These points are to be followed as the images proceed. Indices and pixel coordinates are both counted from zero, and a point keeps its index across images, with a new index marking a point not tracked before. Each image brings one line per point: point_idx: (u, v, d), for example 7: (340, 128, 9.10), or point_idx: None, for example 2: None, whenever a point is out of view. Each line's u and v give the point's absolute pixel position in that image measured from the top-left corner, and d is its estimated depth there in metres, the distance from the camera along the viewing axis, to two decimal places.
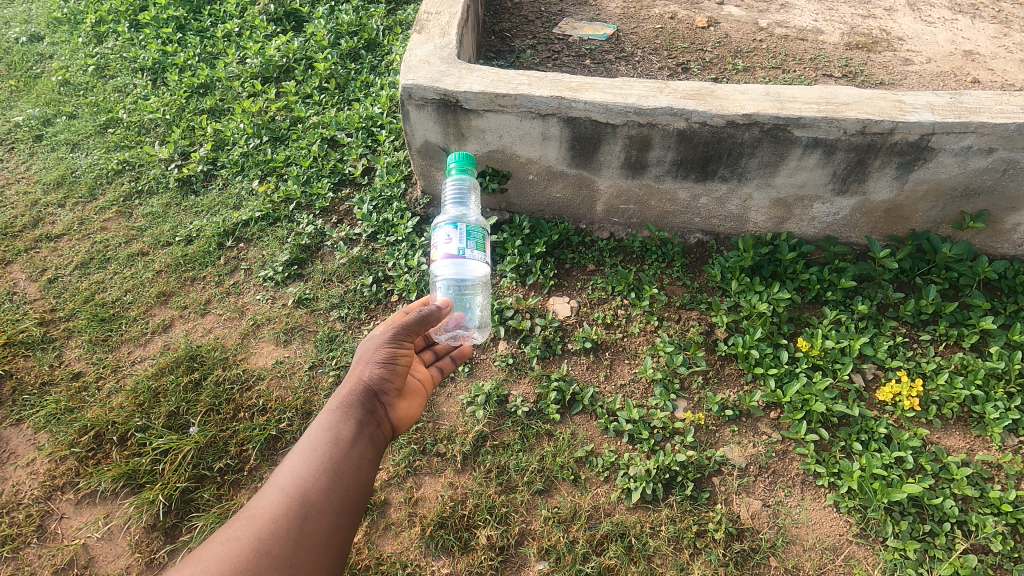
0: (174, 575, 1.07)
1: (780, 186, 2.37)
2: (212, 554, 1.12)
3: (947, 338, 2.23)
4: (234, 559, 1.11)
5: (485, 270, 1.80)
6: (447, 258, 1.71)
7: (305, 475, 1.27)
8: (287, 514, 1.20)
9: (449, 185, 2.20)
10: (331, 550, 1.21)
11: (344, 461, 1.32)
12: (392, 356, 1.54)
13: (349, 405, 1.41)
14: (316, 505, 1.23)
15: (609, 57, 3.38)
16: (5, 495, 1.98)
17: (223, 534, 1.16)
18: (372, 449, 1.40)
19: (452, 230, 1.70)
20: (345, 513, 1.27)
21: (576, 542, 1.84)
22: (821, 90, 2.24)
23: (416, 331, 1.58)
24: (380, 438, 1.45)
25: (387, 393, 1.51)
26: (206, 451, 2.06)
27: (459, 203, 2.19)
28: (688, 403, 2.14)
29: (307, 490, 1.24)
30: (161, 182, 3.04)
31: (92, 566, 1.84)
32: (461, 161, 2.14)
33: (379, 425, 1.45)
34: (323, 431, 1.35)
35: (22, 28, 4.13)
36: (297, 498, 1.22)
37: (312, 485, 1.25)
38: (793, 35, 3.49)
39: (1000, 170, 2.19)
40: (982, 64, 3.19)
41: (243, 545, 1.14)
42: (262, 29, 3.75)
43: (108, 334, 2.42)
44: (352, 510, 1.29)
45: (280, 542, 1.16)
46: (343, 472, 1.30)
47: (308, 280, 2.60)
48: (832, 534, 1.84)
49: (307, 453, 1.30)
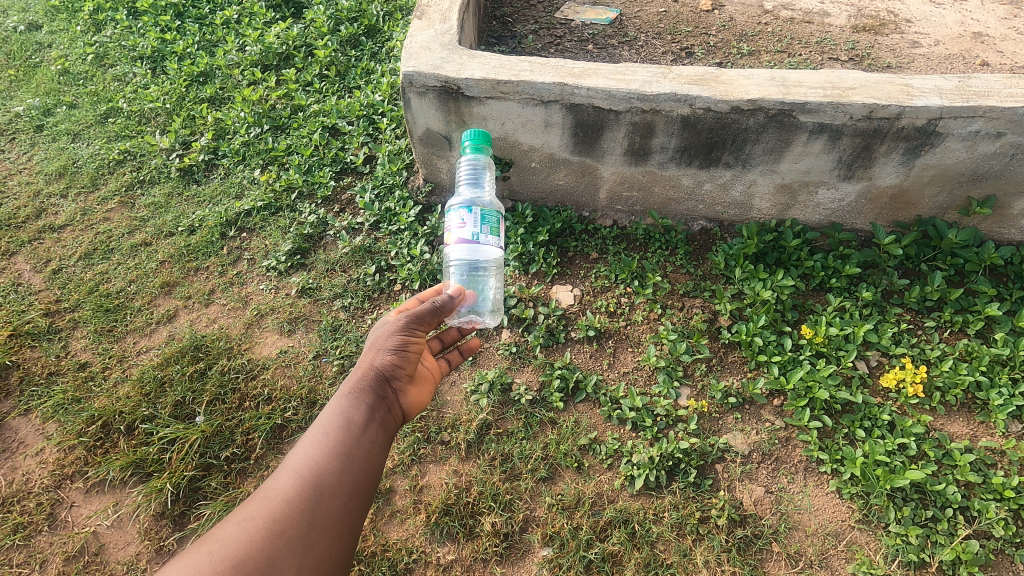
0: (191, 552, 1.08)
1: (786, 172, 2.35)
2: (227, 534, 1.12)
3: (952, 325, 2.22)
4: (249, 538, 1.11)
5: (498, 255, 1.79)
6: (460, 242, 1.70)
7: (318, 458, 1.26)
8: (300, 495, 1.20)
9: (463, 164, 2.18)
10: (342, 532, 1.22)
11: (356, 445, 1.32)
12: (403, 343, 1.53)
13: (361, 391, 1.41)
14: (328, 487, 1.23)
15: (612, 41, 3.34)
16: (15, 484, 2.00)
17: (236, 514, 1.16)
18: (383, 434, 1.40)
19: (467, 214, 1.68)
20: (356, 496, 1.27)
21: (580, 528, 1.86)
22: (827, 74, 2.21)
23: (428, 320, 1.58)
24: (391, 422, 1.44)
25: (398, 379, 1.50)
26: (213, 440, 2.08)
27: (475, 183, 2.18)
28: (691, 390, 2.15)
29: (320, 473, 1.24)
30: (162, 172, 3.04)
31: (103, 553, 1.87)
32: (476, 139, 2.10)
33: (390, 410, 1.45)
34: (335, 415, 1.35)
35: (21, 16, 4.09)
36: (310, 480, 1.22)
37: (324, 468, 1.25)
38: (798, 18, 3.44)
39: (1008, 155, 2.16)
40: (991, 46, 3.13)
41: (258, 524, 1.14)
42: (261, 16, 3.72)
43: (113, 324, 2.43)
44: (363, 494, 1.29)
45: (293, 523, 1.16)
46: (355, 457, 1.30)
47: (311, 270, 2.61)
48: (834, 520, 1.86)
49: (320, 437, 1.30)
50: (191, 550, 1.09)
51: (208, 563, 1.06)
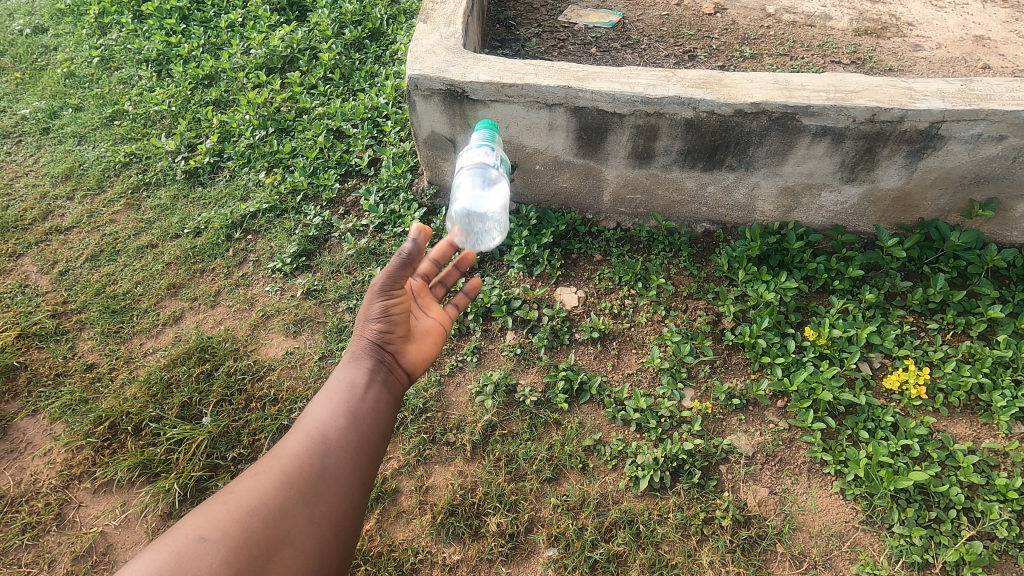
0: (205, 505, 1.10)
1: (788, 174, 2.37)
2: (241, 486, 1.14)
3: (955, 327, 2.23)
4: (261, 489, 1.13)
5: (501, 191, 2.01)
6: (477, 159, 1.93)
7: (325, 416, 1.27)
8: (309, 451, 1.21)
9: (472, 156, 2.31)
10: (353, 485, 1.22)
11: (360, 404, 1.32)
12: (403, 310, 1.54)
13: (364, 354, 1.42)
14: (336, 443, 1.24)
15: (615, 44, 3.36)
16: (23, 484, 2.01)
17: (249, 469, 1.17)
18: (388, 395, 1.40)
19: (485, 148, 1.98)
20: (365, 452, 1.27)
21: (585, 528, 1.87)
22: (830, 77, 2.22)
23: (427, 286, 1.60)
24: (396, 384, 1.45)
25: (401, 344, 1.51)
26: (220, 441, 2.09)
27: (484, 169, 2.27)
28: (695, 392, 2.16)
29: (328, 431, 1.25)
30: (168, 174, 3.06)
31: (111, 553, 1.88)
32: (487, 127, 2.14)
33: (394, 372, 1.45)
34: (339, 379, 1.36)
35: (27, 19, 4.11)
36: (318, 437, 1.23)
37: (331, 426, 1.26)
38: (801, 21, 3.46)
39: (1010, 157, 2.17)
40: (993, 50, 3.15)
41: (269, 478, 1.16)
42: (265, 20, 3.74)
43: (120, 325, 2.45)
44: (372, 451, 1.29)
45: (303, 477, 1.17)
46: (360, 416, 1.31)
47: (316, 272, 2.62)
48: (838, 521, 1.87)
49: (326, 398, 1.31)
50: (207, 502, 1.11)
51: (224, 511, 1.08)
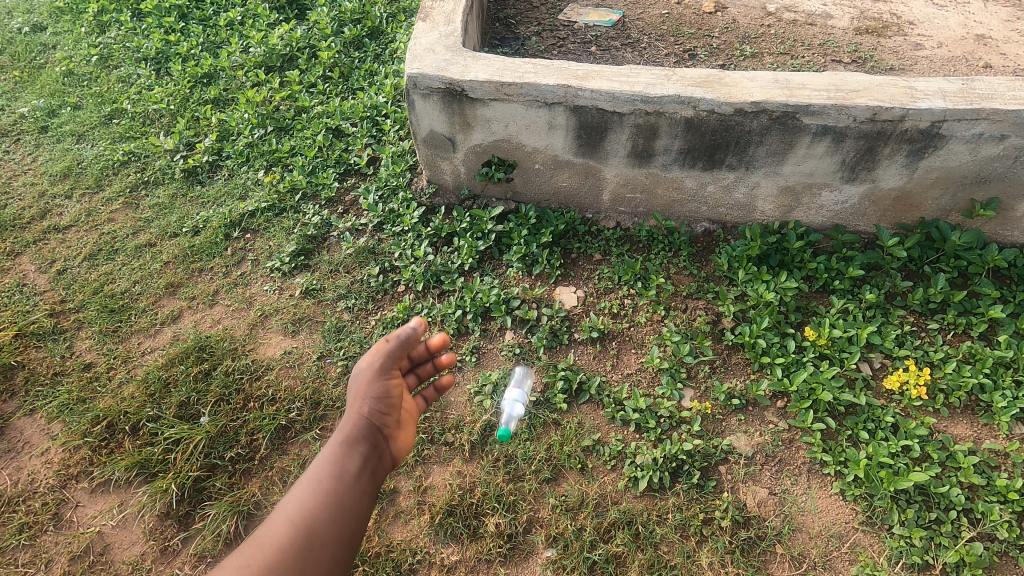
0: None
1: (789, 174, 2.36)
2: None
3: (956, 327, 2.22)
4: None
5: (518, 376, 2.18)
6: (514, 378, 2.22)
7: (311, 507, 1.26)
8: (293, 544, 1.20)
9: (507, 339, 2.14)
10: None
11: (347, 495, 1.30)
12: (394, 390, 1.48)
13: (354, 439, 1.38)
14: (321, 538, 1.22)
15: (615, 43, 3.35)
16: (21, 484, 2.01)
17: (228, 559, 1.16)
18: (373, 483, 1.37)
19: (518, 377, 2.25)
20: (347, 545, 1.26)
21: (584, 529, 1.86)
22: (831, 77, 2.21)
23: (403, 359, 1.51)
24: (382, 471, 1.41)
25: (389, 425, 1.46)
26: (218, 441, 2.08)
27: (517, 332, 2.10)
28: (695, 392, 2.15)
29: (314, 523, 1.23)
30: (166, 173, 3.05)
31: (108, 553, 1.87)
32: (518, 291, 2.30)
33: (381, 458, 1.42)
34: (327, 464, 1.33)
35: (25, 17, 4.10)
36: (302, 529, 1.22)
37: (317, 518, 1.24)
38: (802, 20, 3.45)
39: (1011, 157, 2.17)
40: (994, 49, 3.14)
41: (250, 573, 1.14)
42: (264, 18, 3.73)
43: (118, 324, 2.44)
44: (353, 543, 1.28)
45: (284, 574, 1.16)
46: (345, 506, 1.29)
47: (314, 271, 2.61)
48: (838, 522, 1.86)
49: (313, 486, 1.29)
50: None
51: None
